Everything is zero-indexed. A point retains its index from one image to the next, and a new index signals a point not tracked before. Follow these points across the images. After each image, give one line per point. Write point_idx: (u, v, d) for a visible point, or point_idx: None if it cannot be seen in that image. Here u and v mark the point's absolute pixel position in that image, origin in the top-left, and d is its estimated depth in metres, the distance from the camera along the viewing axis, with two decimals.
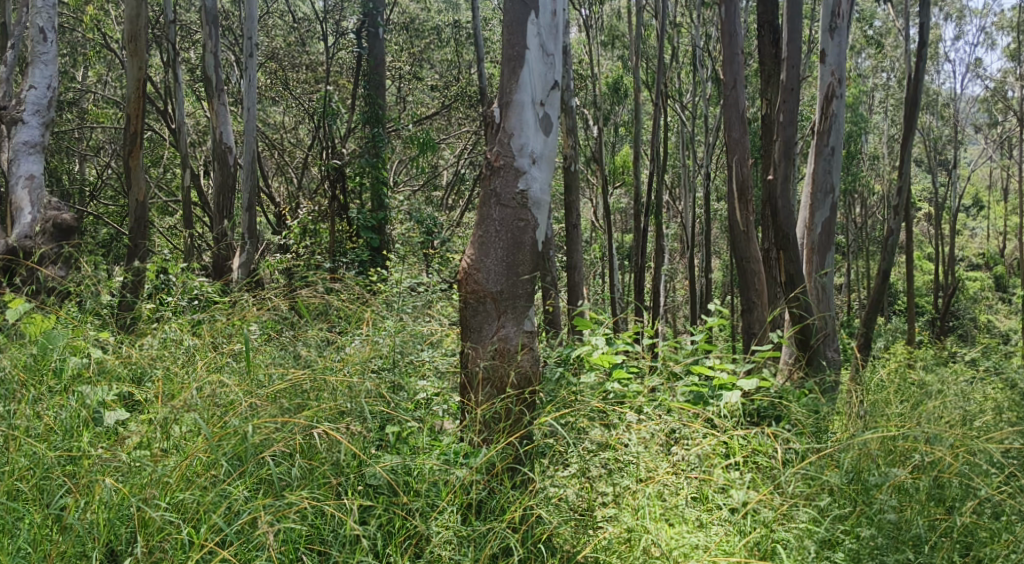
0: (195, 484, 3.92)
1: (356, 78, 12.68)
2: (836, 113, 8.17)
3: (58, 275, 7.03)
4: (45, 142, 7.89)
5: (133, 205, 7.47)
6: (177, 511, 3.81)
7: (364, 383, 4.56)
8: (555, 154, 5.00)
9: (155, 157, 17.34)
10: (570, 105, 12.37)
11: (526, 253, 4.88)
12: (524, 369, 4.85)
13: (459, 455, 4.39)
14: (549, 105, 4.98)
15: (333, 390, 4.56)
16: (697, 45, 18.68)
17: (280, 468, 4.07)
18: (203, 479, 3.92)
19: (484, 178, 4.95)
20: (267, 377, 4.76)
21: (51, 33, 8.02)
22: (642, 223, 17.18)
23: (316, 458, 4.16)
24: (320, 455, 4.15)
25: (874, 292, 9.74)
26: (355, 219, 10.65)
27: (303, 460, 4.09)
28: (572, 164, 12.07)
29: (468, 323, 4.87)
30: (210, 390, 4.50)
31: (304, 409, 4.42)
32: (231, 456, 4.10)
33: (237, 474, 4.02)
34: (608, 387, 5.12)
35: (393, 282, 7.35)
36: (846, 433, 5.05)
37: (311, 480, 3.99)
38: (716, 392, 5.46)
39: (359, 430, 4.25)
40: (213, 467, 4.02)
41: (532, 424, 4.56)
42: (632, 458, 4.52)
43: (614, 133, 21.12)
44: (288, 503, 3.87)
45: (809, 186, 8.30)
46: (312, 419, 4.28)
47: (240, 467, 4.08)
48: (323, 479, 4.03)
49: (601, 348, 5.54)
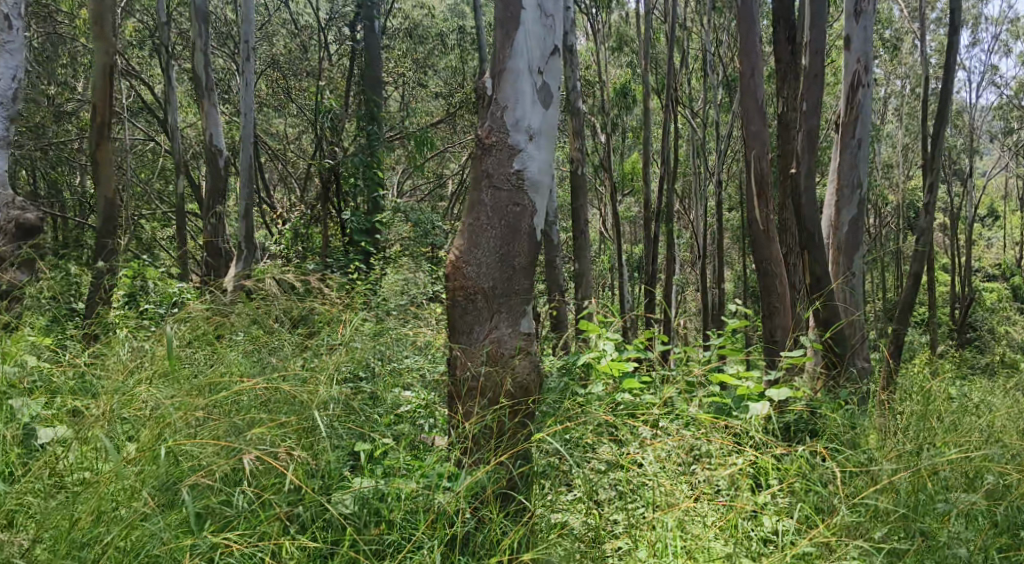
0: (114, 517, 3.32)
1: (352, 75, 12.06)
2: (863, 102, 7.48)
3: (17, 280, 6.42)
4: (10, 136, 7.40)
5: (102, 204, 6.89)
6: (88, 553, 3.22)
7: (331, 392, 3.89)
8: (556, 131, 4.40)
9: (150, 167, 16.77)
10: (577, 105, 11.75)
11: (525, 242, 4.29)
12: (521, 377, 4.19)
13: (442, 477, 3.72)
14: (549, 73, 4.38)
15: (295, 399, 3.90)
16: (708, 50, 18.04)
17: (218, 497, 3.48)
18: (123, 513, 3.33)
19: (475, 158, 4.33)
20: (223, 383, 4.12)
21: (18, 21, 7.47)
22: (653, 232, 16.47)
23: (265, 484, 3.56)
24: (270, 482, 3.55)
25: (905, 295, 9.00)
26: (349, 221, 9.96)
27: (249, 490, 3.49)
28: (580, 168, 11.45)
29: (456, 324, 4.24)
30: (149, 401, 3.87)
31: (259, 424, 3.78)
32: (163, 481, 3.50)
33: (166, 504, 3.42)
34: (617, 398, 4.58)
35: (380, 281, 6.64)
36: (897, 448, 4.43)
37: (261, 517, 3.40)
38: (742, 405, 4.80)
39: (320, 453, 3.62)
40: (138, 496, 3.40)
41: (531, 443, 3.91)
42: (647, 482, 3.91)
43: (623, 140, 20.48)
44: (223, 542, 3.31)
45: (834, 181, 7.60)
46: (263, 438, 3.64)
47: (174, 493, 3.49)
48: (273, 513, 3.42)
49: (609, 354, 4.88)
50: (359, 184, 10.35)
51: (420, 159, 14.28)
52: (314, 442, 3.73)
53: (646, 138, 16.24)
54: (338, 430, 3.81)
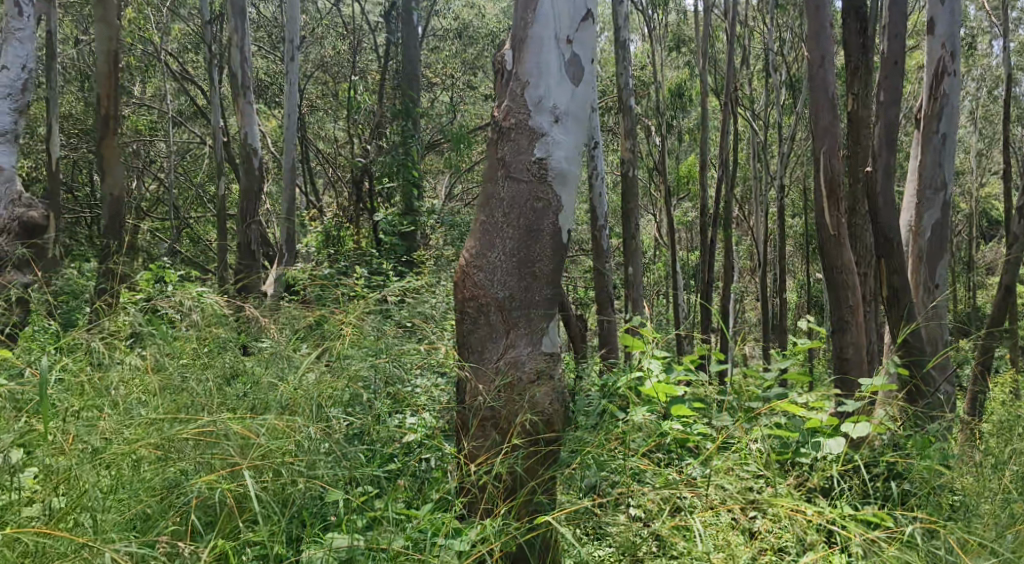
0: None
1: (389, 70, 11.43)
2: (949, 91, 6.41)
3: (20, 281, 5.98)
4: (18, 130, 6.93)
5: (108, 200, 6.61)
6: None
7: (305, 432, 3.30)
8: (585, 113, 3.72)
9: (195, 168, 16.52)
10: (630, 103, 11.01)
11: (547, 246, 3.61)
12: (541, 408, 3.54)
13: (438, 534, 3.09)
14: (579, 44, 3.72)
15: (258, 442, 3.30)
16: (771, 50, 17.00)
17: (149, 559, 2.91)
18: None
19: (489, 143, 3.68)
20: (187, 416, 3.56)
21: (29, 8, 7.19)
22: (711, 238, 15.50)
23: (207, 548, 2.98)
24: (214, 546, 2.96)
25: (996, 308, 8.03)
26: (381, 221, 9.10)
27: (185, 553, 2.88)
28: (631, 170, 10.72)
29: (467, 341, 3.61)
30: (95, 433, 3.35)
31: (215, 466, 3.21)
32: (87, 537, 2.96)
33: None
34: (665, 430, 3.99)
35: (406, 286, 6.02)
36: (1010, 519, 3.66)
37: None
38: (812, 441, 4.07)
39: (276, 511, 3.02)
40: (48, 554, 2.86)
41: (555, 509, 3.31)
42: (693, 555, 3.19)
43: (679, 142, 19.59)
44: None
45: (915, 181, 6.59)
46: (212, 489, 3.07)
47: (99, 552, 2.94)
48: None
49: (655, 376, 4.28)
50: (394, 184, 9.71)
51: (461, 162, 13.57)
52: (275, 496, 3.12)
53: (703, 139, 15.20)
54: (308, 479, 3.19)
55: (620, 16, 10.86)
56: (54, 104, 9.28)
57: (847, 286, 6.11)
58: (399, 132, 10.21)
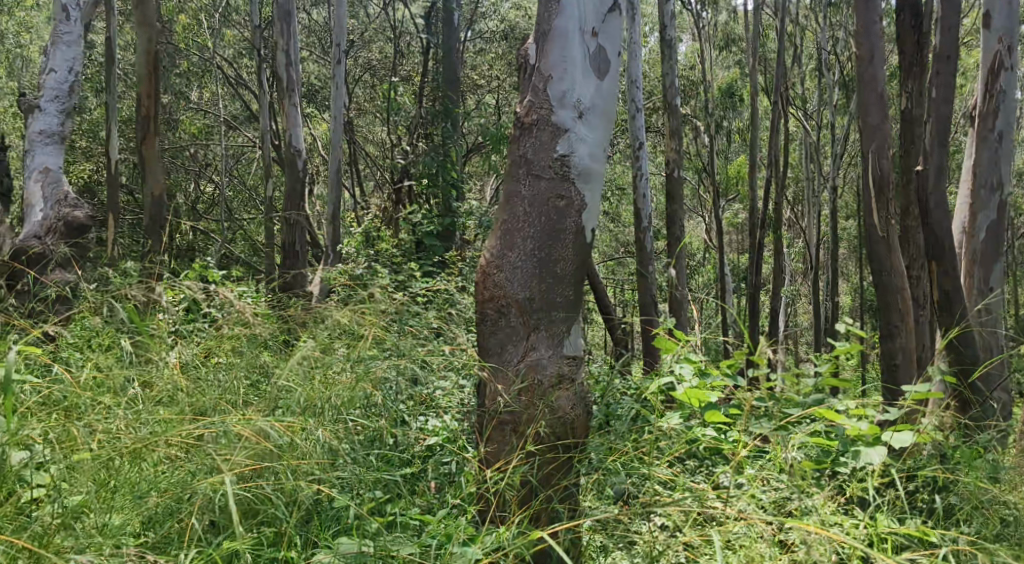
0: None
1: (433, 71, 11.40)
2: (1006, 87, 6.11)
3: (65, 280, 6.08)
4: (65, 131, 7.16)
5: (149, 200, 6.69)
6: None
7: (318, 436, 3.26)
8: (611, 109, 3.65)
9: (245, 169, 16.74)
10: (676, 102, 10.81)
11: (569, 246, 3.55)
12: (562, 414, 3.45)
13: (451, 540, 3.02)
14: (605, 38, 3.64)
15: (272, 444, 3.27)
16: (824, 48, 16.59)
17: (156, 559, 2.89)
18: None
19: (512, 139, 3.62)
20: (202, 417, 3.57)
21: (76, 11, 7.31)
22: (760, 239, 15.17)
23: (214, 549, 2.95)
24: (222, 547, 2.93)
25: None
26: (419, 225, 9.04)
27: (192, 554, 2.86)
28: (676, 170, 10.52)
29: (487, 342, 3.53)
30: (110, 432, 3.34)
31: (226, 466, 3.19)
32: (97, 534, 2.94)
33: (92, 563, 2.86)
34: (696, 436, 3.84)
35: (439, 286, 5.95)
36: None
37: None
38: (849, 450, 3.89)
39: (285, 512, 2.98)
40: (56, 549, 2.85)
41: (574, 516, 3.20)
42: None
43: (729, 142, 19.24)
44: None
45: (967, 181, 6.31)
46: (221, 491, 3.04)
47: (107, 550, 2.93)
48: None
49: (686, 381, 4.12)
50: (434, 185, 9.67)
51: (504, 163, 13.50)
52: (285, 499, 3.09)
53: (752, 138, 14.88)
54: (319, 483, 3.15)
55: (665, 14, 10.67)
56: (114, 107, 9.31)
57: (893, 289, 5.87)
58: (440, 132, 10.17)
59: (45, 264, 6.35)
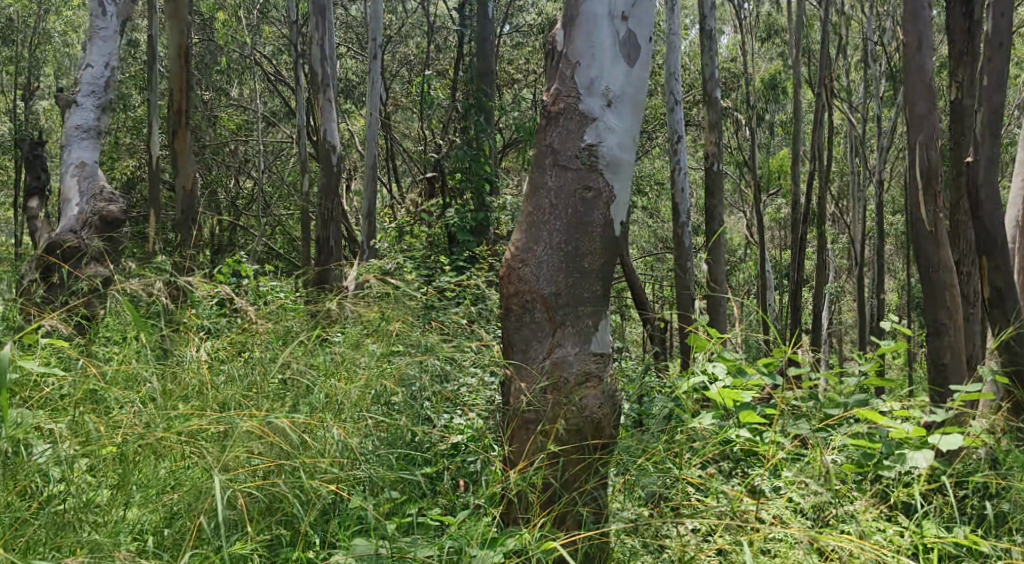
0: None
1: (468, 64, 11.26)
2: None
3: (97, 273, 6.08)
4: (101, 126, 7.20)
5: (181, 194, 6.68)
6: None
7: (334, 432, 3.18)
8: (641, 95, 3.52)
9: (282, 165, 16.78)
10: (716, 94, 10.54)
11: (597, 239, 3.42)
12: (589, 413, 3.32)
13: (470, 542, 2.91)
14: (635, 22, 3.51)
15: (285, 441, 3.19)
16: (870, 39, 16.12)
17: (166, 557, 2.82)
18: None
19: (538, 129, 3.51)
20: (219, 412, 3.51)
21: (112, 6, 7.34)
22: (803, 235, 14.80)
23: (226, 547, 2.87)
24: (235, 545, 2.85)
25: None
26: (451, 219, 8.86)
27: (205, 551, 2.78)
28: (716, 163, 10.27)
29: (512, 339, 3.42)
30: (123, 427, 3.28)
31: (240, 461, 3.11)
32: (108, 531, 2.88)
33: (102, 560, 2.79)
34: (731, 436, 3.68)
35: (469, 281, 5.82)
36: None
37: None
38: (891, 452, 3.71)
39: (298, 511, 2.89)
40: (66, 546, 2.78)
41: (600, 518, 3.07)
42: None
43: (771, 135, 18.83)
44: None
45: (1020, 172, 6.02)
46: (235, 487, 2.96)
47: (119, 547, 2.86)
48: None
49: (721, 380, 3.93)
50: (467, 179, 9.53)
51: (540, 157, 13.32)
52: (299, 498, 3.00)
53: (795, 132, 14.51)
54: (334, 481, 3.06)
55: (706, 4, 10.39)
56: (153, 104, 9.34)
57: (942, 286, 5.52)
58: (474, 125, 10.03)
59: (79, 258, 6.36)
